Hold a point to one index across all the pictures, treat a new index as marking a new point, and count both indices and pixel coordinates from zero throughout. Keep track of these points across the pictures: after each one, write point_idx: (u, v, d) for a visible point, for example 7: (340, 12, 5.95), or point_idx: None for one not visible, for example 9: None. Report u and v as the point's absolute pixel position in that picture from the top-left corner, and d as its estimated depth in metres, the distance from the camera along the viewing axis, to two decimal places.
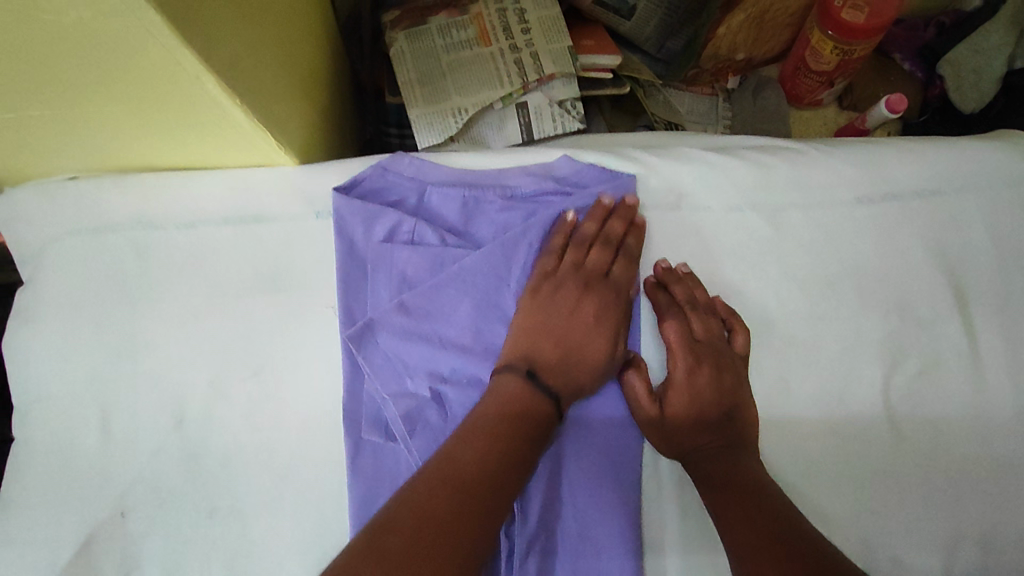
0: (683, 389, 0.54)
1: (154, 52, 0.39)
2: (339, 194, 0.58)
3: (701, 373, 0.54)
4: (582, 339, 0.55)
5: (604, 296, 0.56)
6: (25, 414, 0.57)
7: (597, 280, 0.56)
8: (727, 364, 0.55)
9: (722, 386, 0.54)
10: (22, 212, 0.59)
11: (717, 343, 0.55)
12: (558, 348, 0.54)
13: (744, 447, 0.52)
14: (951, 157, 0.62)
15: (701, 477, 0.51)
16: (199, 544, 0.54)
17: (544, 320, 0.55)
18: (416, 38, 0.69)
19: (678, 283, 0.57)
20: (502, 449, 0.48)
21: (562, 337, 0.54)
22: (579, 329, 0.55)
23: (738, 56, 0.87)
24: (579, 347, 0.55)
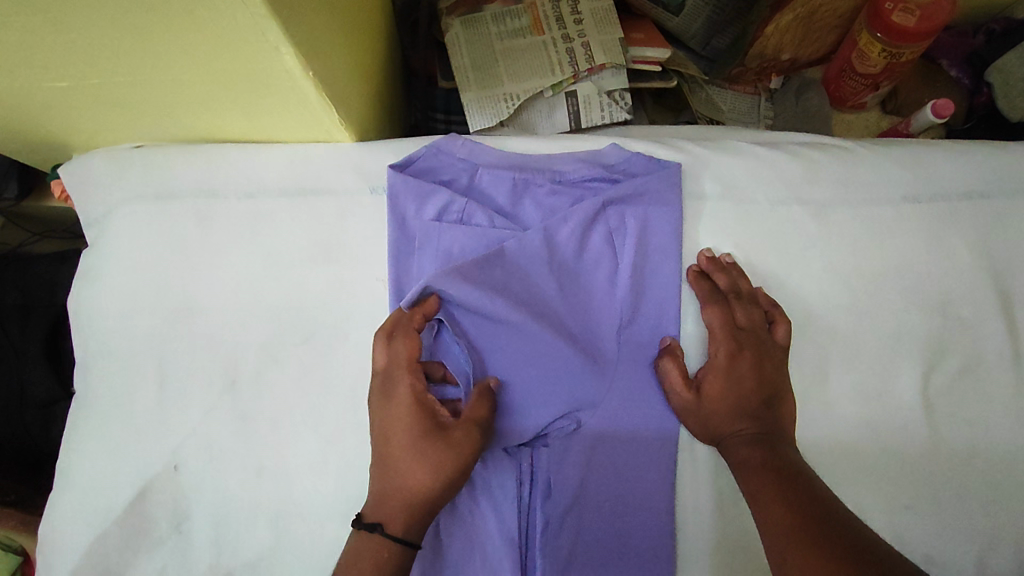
0: (723, 374, 0.55)
1: (240, 21, 0.42)
2: (394, 171, 0.59)
3: (742, 360, 0.55)
4: (394, 441, 0.50)
5: (390, 393, 0.52)
6: (89, 369, 0.59)
7: (389, 374, 0.52)
8: (767, 353, 0.56)
9: (763, 374, 0.55)
10: (93, 176, 0.62)
11: (759, 333, 0.56)
12: (390, 469, 0.50)
13: (781, 435, 0.53)
14: (1001, 161, 0.62)
15: (736, 460, 0.52)
16: (247, 501, 0.56)
17: (375, 436, 0.51)
18: (472, 25, 0.71)
19: (721, 273, 0.58)
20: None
21: (387, 448, 0.50)
22: (393, 427, 0.51)
23: (784, 56, 0.87)
24: (395, 452, 0.50)
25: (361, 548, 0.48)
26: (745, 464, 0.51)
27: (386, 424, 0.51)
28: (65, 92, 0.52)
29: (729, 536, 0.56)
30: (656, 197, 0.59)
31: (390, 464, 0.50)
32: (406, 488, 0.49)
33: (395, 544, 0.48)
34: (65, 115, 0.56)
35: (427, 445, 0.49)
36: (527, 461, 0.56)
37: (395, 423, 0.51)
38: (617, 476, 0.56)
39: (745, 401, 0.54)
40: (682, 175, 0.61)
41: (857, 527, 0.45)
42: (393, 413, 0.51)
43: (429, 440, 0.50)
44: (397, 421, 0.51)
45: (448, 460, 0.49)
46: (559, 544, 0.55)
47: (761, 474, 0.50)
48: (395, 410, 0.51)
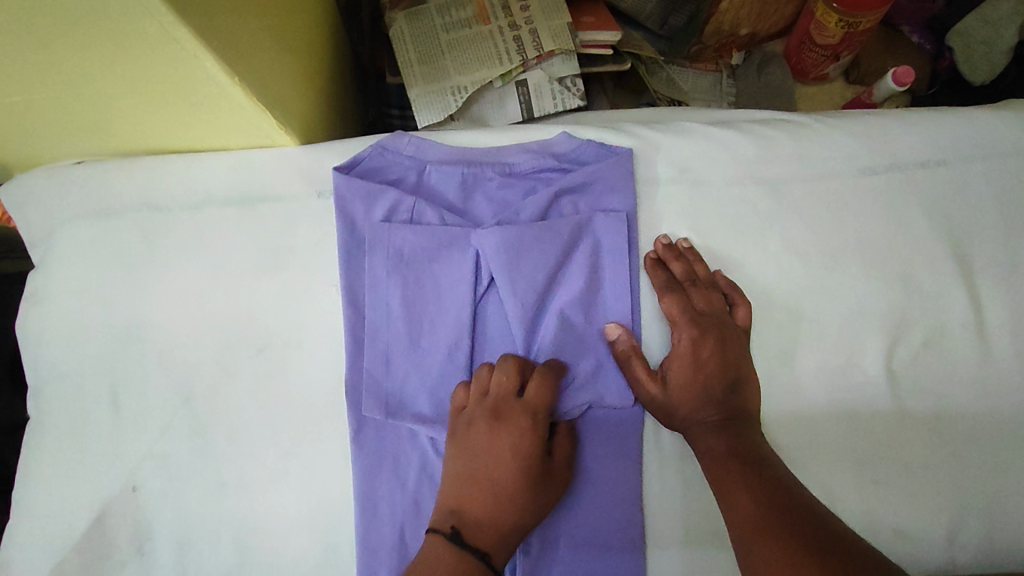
0: (685, 362, 0.54)
1: (150, 29, 0.40)
2: (340, 173, 0.58)
3: (705, 346, 0.54)
4: (496, 476, 0.51)
5: (481, 435, 0.52)
6: (40, 394, 0.58)
7: (469, 431, 0.52)
8: (731, 336, 0.55)
9: (726, 357, 0.54)
10: (30, 195, 0.60)
11: (721, 317, 0.56)
12: (474, 492, 0.51)
13: (745, 420, 0.52)
14: (958, 127, 0.61)
15: (704, 451, 0.52)
16: (209, 518, 0.55)
17: (466, 471, 0.51)
18: (416, 18, 0.69)
19: (678, 259, 0.57)
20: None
21: (471, 478, 0.51)
22: (478, 461, 0.51)
23: (742, 30, 0.85)
24: (494, 482, 0.51)
25: (438, 550, 0.48)
26: (711, 455, 0.51)
27: (466, 463, 0.52)
28: None
29: (700, 524, 0.55)
30: (608, 185, 0.59)
31: (491, 489, 0.50)
32: (487, 519, 0.50)
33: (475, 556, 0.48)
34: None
35: (522, 483, 0.51)
36: None
37: (500, 457, 0.51)
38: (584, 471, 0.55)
39: (709, 387, 0.53)
40: (635, 161, 0.60)
41: (823, 514, 0.45)
42: (486, 456, 0.51)
43: (530, 478, 0.51)
44: (479, 460, 0.51)
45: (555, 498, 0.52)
46: (526, 545, 0.53)
47: (729, 463, 0.49)
48: (488, 451, 0.51)
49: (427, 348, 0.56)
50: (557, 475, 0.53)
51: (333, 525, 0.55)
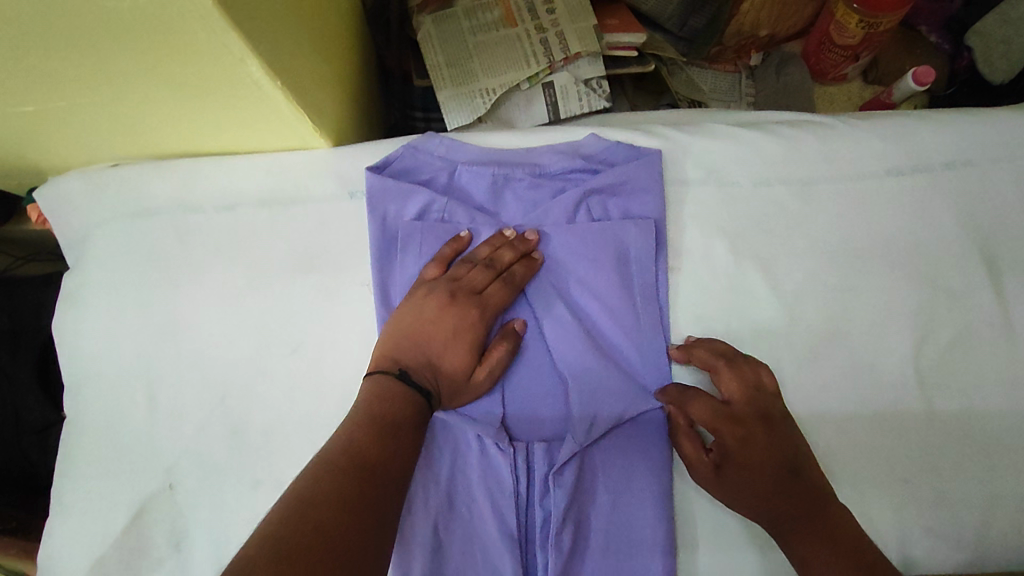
0: (740, 452, 0.52)
1: (200, 35, 0.41)
2: (372, 173, 0.59)
3: (754, 436, 0.52)
4: (443, 366, 0.54)
5: (467, 308, 0.55)
6: (78, 393, 0.59)
7: (465, 296, 0.55)
8: (775, 418, 0.53)
9: (773, 443, 0.52)
10: (67, 198, 0.61)
11: (765, 401, 0.53)
12: (419, 350, 0.54)
13: (811, 492, 0.50)
14: (985, 128, 0.62)
15: (796, 551, 0.49)
16: (245, 516, 0.56)
17: (411, 328, 0.54)
18: (443, 21, 0.70)
19: (694, 355, 0.56)
20: (396, 440, 0.47)
21: (424, 342, 0.54)
22: (436, 337, 0.54)
23: (762, 32, 0.85)
24: (439, 355, 0.54)
25: (376, 388, 0.50)
26: (806, 554, 0.48)
27: (426, 324, 0.54)
28: (32, 116, 0.51)
29: (734, 522, 0.56)
30: (638, 186, 0.59)
31: (436, 363, 0.54)
32: (424, 380, 0.52)
33: (411, 406, 0.50)
34: (34, 138, 0.55)
35: (454, 386, 0.54)
36: (523, 456, 0.55)
37: (449, 320, 0.55)
38: (615, 467, 0.56)
39: (770, 491, 0.51)
40: (663, 163, 0.60)
41: (879, 564, 0.45)
42: (434, 326, 0.54)
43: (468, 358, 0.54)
44: (446, 332, 0.55)
45: (482, 376, 0.55)
46: (558, 541, 0.53)
47: (835, 561, 0.46)
48: (433, 322, 0.55)
49: None
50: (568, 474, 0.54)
51: None
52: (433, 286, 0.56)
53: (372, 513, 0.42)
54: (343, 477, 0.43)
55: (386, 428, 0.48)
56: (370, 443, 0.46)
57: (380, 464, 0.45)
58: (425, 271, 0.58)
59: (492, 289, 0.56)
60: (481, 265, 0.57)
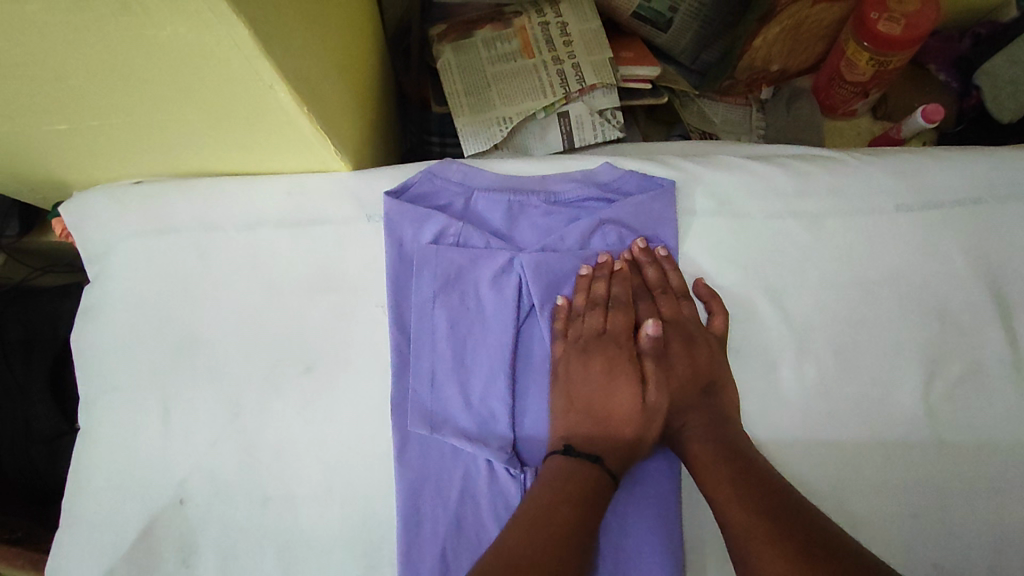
0: (658, 371, 0.57)
1: (234, 61, 0.42)
2: (390, 198, 0.60)
3: (672, 351, 0.57)
4: (617, 407, 0.55)
5: (606, 348, 0.57)
6: (93, 405, 0.60)
7: (594, 339, 0.57)
8: (698, 343, 0.57)
9: (697, 363, 0.57)
10: (91, 213, 0.62)
11: (689, 323, 0.58)
12: (579, 408, 0.55)
13: (725, 420, 0.55)
14: (993, 167, 0.63)
15: (690, 456, 0.53)
16: (253, 533, 0.56)
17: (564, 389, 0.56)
18: (463, 51, 0.72)
19: (652, 265, 0.60)
20: (558, 518, 0.48)
21: (579, 401, 0.56)
22: (586, 387, 0.56)
23: (773, 67, 0.87)
24: (599, 405, 0.56)
25: (555, 470, 0.52)
26: (697, 458, 0.52)
27: (573, 379, 0.56)
28: (64, 133, 0.53)
29: None
30: (652, 215, 0.60)
31: (597, 415, 0.55)
32: (590, 447, 0.54)
33: (586, 473, 0.52)
34: (62, 153, 0.57)
35: (613, 434, 0.55)
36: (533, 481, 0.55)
37: (578, 368, 0.56)
38: (625, 495, 0.55)
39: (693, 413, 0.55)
40: (676, 194, 0.61)
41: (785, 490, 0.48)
42: (583, 376, 0.56)
43: (629, 397, 0.56)
44: (600, 377, 0.56)
45: (637, 405, 0.55)
46: None
47: (737, 479, 0.49)
48: (578, 370, 0.56)
49: (471, 361, 0.58)
50: None
51: (375, 542, 0.56)
52: (569, 339, 0.58)
53: None
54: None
55: (557, 509, 0.49)
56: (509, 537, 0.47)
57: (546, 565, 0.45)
58: (439, 287, 0.59)
59: (614, 322, 0.58)
60: (588, 307, 0.58)
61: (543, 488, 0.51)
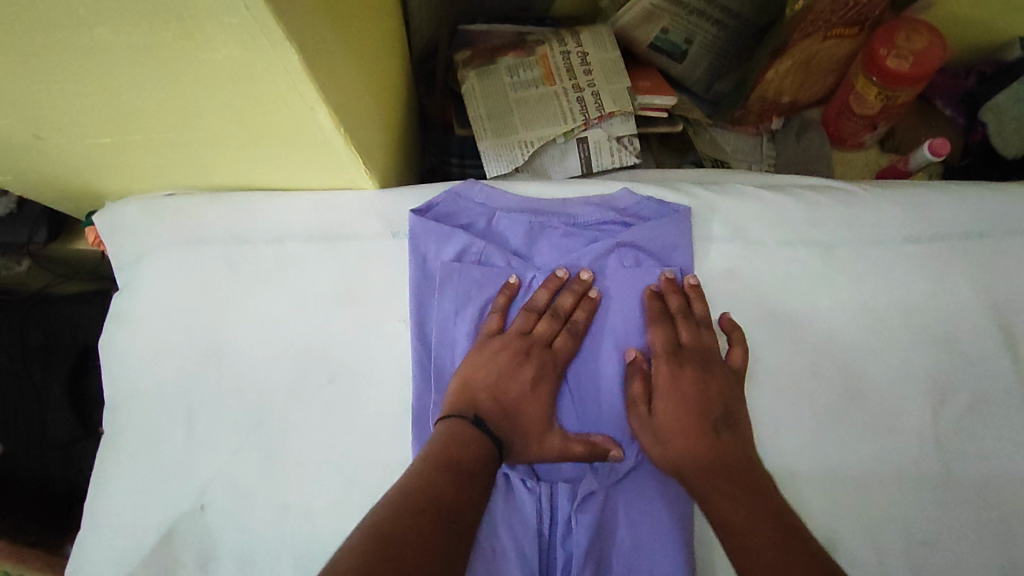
0: (673, 391, 0.58)
1: (281, 84, 0.44)
2: (416, 216, 0.62)
3: (683, 372, 0.59)
4: (528, 412, 0.58)
5: (543, 361, 0.59)
6: (119, 409, 0.61)
7: (539, 350, 0.59)
8: (713, 368, 0.59)
9: (710, 388, 0.58)
10: (125, 222, 0.64)
11: (705, 351, 0.60)
12: (497, 400, 0.57)
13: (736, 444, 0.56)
14: (999, 201, 0.65)
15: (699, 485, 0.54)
16: (272, 540, 0.57)
17: (492, 379, 0.58)
18: (486, 77, 0.75)
19: (676, 294, 0.61)
20: (475, 485, 0.51)
21: (503, 392, 0.58)
22: (516, 385, 0.58)
23: (784, 99, 0.89)
24: (517, 403, 0.58)
25: (457, 431, 0.54)
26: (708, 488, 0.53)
27: (503, 373, 0.58)
28: (108, 146, 0.55)
29: None
30: (668, 240, 0.62)
31: (513, 413, 0.57)
32: (496, 427, 0.56)
33: (483, 448, 0.53)
34: (101, 166, 0.59)
35: (515, 427, 0.57)
36: (547, 495, 0.56)
37: (522, 369, 0.58)
38: (640, 511, 0.57)
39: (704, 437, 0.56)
40: (692, 220, 0.63)
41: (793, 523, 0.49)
42: (510, 375, 0.58)
43: (537, 407, 0.58)
44: (525, 381, 0.58)
45: (537, 415, 0.58)
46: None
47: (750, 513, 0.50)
48: (507, 368, 0.58)
49: None
50: (589, 516, 0.55)
51: None
52: (494, 339, 0.60)
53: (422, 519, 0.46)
54: (424, 504, 0.47)
55: (476, 474, 0.51)
56: (419, 471, 0.50)
57: (452, 509, 0.48)
58: (457, 305, 0.61)
59: (559, 339, 0.60)
60: (547, 315, 0.60)
61: (437, 444, 0.53)
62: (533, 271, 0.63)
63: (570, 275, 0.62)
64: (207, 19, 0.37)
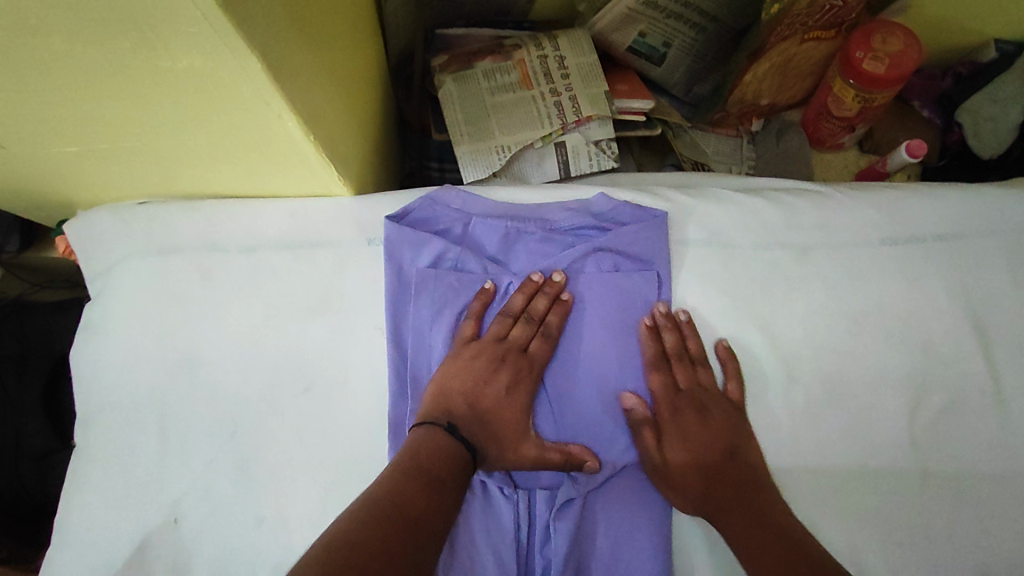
0: (644, 386, 0.60)
1: (246, 92, 0.44)
2: (391, 222, 0.62)
3: (656, 370, 0.60)
4: (504, 418, 0.58)
5: (519, 367, 0.59)
6: (90, 422, 0.60)
7: (515, 356, 0.59)
8: (699, 371, 0.60)
9: (680, 380, 0.60)
10: (95, 231, 0.63)
11: (677, 346, 0.61)
12: (472, 407, 0.57)
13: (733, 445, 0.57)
14: (973, 203, 0.65)
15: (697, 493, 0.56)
16: (247, 552, 0.56)
17: (467, 387, 0.58)
18: (464, 82, 0.75)
19: (666, 308, 0.61)
20: (444, 494, 0.50)
21: (478, 399, 0.57)
22: (491, 392, 0.58)
23: (763, 101, 0.89)
24: (493, 409, 0.58)
25: (432, 439, 0.53)
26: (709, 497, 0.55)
27: (478, 380, 0.58)
28: (74, 155, 0.54)
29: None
30: (643, 243, 0.62)
31: (489, 420, 0.57)
32: (472, 434, 0.55)
33: (459, 456, 0.53)
34: (68, 175, 0.58)
35: (491, 433, 0.57)
36: (524, 502, 0.56)
37: (498, 375, 0.58)
38: (619, 517, 0.56)
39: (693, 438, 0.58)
40: (669, 225, 0.63)
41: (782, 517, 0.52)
42: (485, 382, 0.58)
43: (513, 413, 0.58)
44: (501, 387, 0.58)
45: (513, 421, 0.58)
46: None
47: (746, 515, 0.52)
48: (484, 376, 0.58)
49: None
50: (567, 524, 0.55)
51: None
52: (470, 346, 0.60)
53: (389, 528, 0.45)
54: (392, 513, 0.46)
55: (448, 483, 0.51)
56: (388, 481, 0.49)
57: (422, 517, 0.48)
58: (433, 311, 0.60)
59: (534, 345, 0.60)
60: (522, 320, 0.60)
61: (412, 452, 0.52)
62: (509, 277, 0.63)
63: (544, 277, 0.61)
64: (166, 28, 0.36)
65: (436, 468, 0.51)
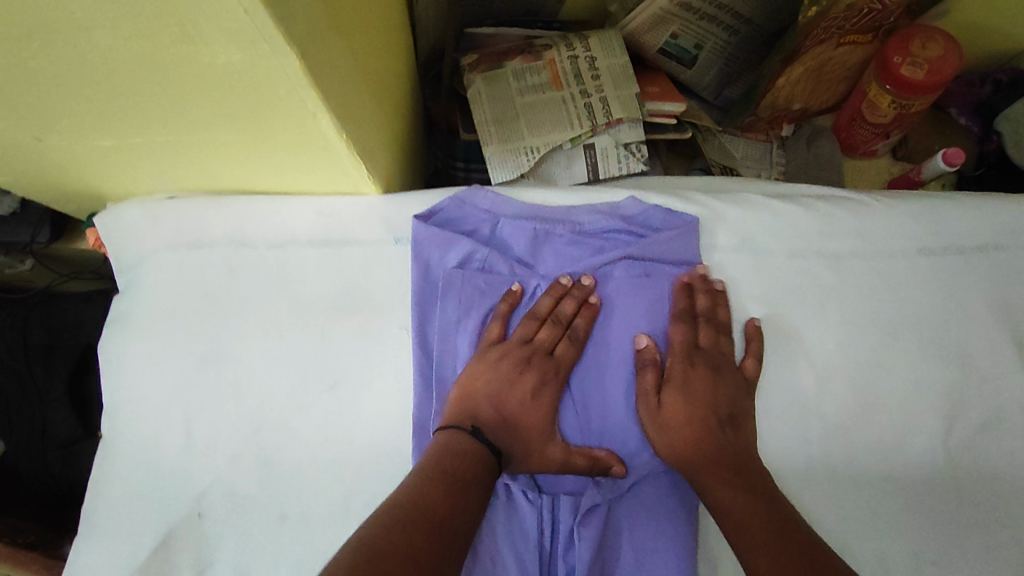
0: (680, 388, 0.57)
1: (282, 90, 0.44)
2: (419, 222, 0.61)
3: (698, 375, 0.58)
4: (529, 421, 0.57)
5: (544, 370, 0.58)
6: (116, 413, 0.61)
7: (540, 359, 0.58)
8: (725, 372, 0.58)
9: (717, 390, 0.57)
10: (124, 224, 0.64)
11: (721, 355, 0.59)
12: (497, 410, 0.56)
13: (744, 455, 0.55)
14: (1015, 214, 0.63)
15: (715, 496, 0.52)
16: (269, 549, 0.56)
17: (492, 388, 0.57)
18: (493, 81, 0.74)
19: (704, 292, 0.60)
20: (469, 498, 0.50)
21: (502, 401, 0.57)
22: (515, 395, 0.57)
23: (795, 106, 0.88)
24: (518, 412, 0.57)
25: (457, 442, 0.53)
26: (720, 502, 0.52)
27: (503, 382, 0.57)
28: (109, 149, 0.54)
29: None
30: (673, 249, 0.61)
31: (513, 423, 0.56)
32: (496, 437, 0.55)
33: (485, 458, 0.53)
34: (102, 168, 0.59)
35: (516, 436, 0.56)
36: (548, 508, 0.56)
37: (523, 377, 0.57)
38: (643, 527, 0.55)
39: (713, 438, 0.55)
40: (700, 230, 0.62)
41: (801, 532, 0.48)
42: (510, 385, 0.57)
43: (539, 417, 0.57)
44: (526, 390, 0.57)
45: (538, 424, 0.57)
46: None
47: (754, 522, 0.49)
48: (509, 377, 0.57)
49: None
50: (592, 531, 0.54)
51: None
52: (496, 348, 0.59)
53: (414, 530, 0.45)
54: (416, 516, 0.46)
55: (474, 487, 0.50)
56: (414, 483, 0.49)
57: (447, 521, 0.47)
58: (460, 311, 0.60)
59: (560, 348, 0.59)
60: (549, 322, 0.59)
61: (439, 454, 0.52)
62: (537, 280, 0.62)
63: (573, 281, 0.60)
64: (207, 24, 0.36)
65: (461, 471, 0.51)
